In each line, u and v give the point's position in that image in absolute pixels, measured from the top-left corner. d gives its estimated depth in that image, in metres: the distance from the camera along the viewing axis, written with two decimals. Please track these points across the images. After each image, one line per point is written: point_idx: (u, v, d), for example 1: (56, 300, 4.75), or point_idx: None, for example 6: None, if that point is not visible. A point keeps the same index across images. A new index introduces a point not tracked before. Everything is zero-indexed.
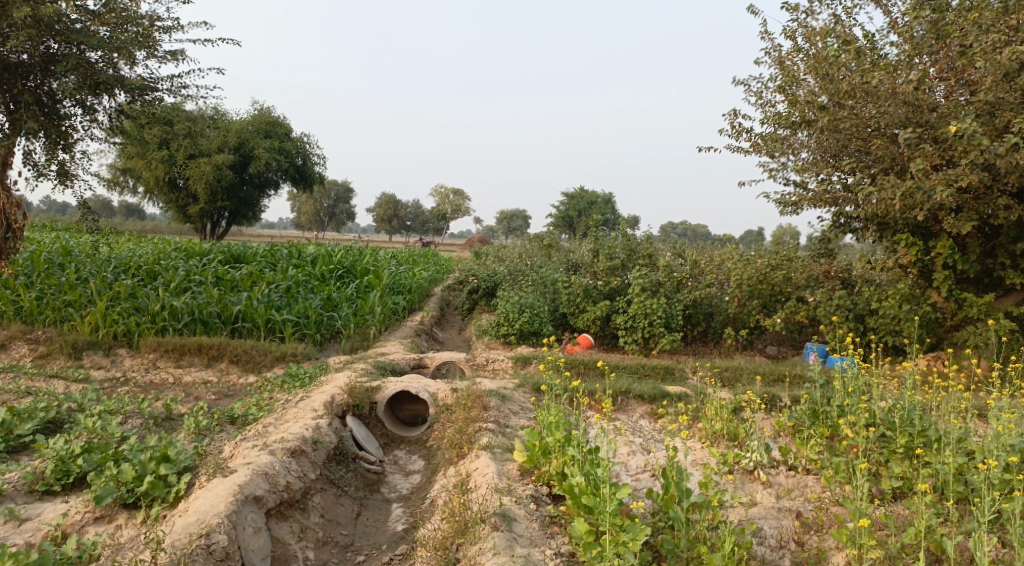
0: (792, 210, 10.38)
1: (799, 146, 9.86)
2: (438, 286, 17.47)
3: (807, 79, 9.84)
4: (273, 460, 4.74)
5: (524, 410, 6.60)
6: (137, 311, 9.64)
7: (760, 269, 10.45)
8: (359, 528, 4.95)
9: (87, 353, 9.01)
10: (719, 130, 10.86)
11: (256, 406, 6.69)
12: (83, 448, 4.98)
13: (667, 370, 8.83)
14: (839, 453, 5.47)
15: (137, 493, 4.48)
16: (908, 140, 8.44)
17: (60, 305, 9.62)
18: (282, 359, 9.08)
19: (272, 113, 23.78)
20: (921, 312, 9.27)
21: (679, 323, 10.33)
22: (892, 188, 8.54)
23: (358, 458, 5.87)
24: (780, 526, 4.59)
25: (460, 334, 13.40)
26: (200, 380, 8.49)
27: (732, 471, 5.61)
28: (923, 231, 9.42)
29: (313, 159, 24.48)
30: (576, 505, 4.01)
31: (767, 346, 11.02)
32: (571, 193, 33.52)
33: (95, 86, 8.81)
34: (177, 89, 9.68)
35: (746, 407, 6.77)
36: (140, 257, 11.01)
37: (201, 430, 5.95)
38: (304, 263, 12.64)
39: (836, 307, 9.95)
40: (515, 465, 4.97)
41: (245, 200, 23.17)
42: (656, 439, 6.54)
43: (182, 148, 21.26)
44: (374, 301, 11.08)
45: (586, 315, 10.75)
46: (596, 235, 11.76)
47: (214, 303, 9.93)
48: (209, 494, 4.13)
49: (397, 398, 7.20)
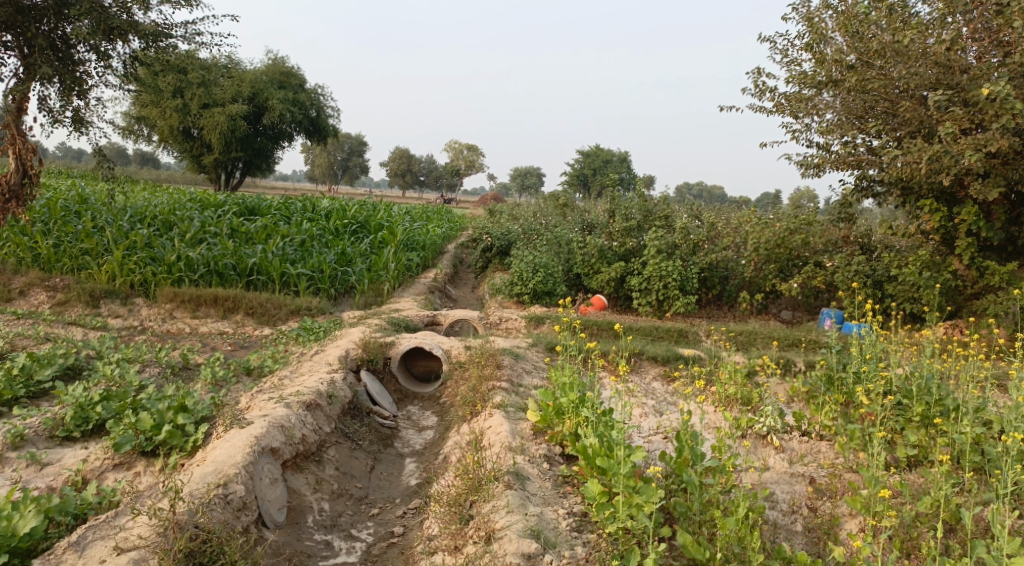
0: (813, 173, 10.18)
1: (824, 107, 9.63)
2: (452, 243, 17.44)
3: (836, 38, 9.55)
4: (288, 413, 4.77)
5: (537, 369, 6.62)
6: (153, 261, 9.67)
7: (779, 233, 10.31)
8: (373, 481, 5.00)
9: (104, 302, 9.08)
10: (742, 90, 10.63)
11: (271, 358, 6.74)
12: (103, 396, 5.05)
13: (681, 332, 8.79)
14: (853, 420, 5.45)
15: (155, 442, 4.53)
16: (938, 102, 8.23)
17: (77, 253, 9.66)
18: (296, 312, 9.12)
19: (286, 63, 23.50)
20: (940, 280, 9.15)
21: (694, 286, 10.26)
22: (919, 152, 8.37)
23: (373, 413, 5.96)
24: (792, 491, 4.60)
25: (474, 292, 13.41)
26: (216, 331, 8.54)
27: (745, 436, 5.62)
28: (948, 197, 9.23)
29: (327, 111, 24.26)
30: (590, 465, 4.03)
31: (781, 311, 10.94)
32: (586, 151, 33.16)
33: (109, 31, 8.70)
34: (192, 36, 9.54)
35: (760, 371, 6.74)
36: (155, 207, 11.00)
37: (217, 381, 6.01)
38: (318, 217, 12.61)
39: (853, 273, 9.85)
40: (529, 424, 4.99)
41: (259, 152, 23.06)
42: (669, 402, 6.54)
43: (196, 98, 21.14)
44: (388, 257, 11.06)
45: (601, 275, 10.70)
46: (612, 196, 11.63)
47: (230, 255, 9.94)
48: (226, 444, 4.17)
49: (411, 354, 7.23)
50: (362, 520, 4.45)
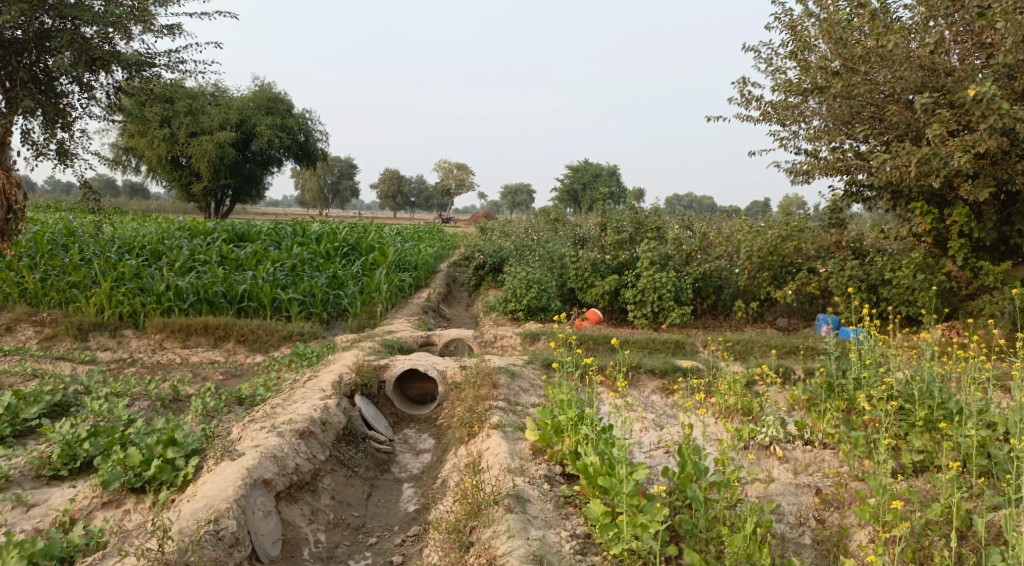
0: (803, 179, 10.17)
1: (811, 114, 9.64)
2: (444, 262, 17.37)
3: (819, 45, 9.57)
4: (281, 443, 4.65)
5: (534, 387, 6.53)
6: (142, 292, 9.55)
7: (771, 240, 10.27)
8: (370, 509, 4.89)
9: (93, 334, 8.96)
10: (728, 100, 10.64)
11: (263, 386, 6.63)
12: (90, 432, 4.93)
13: (678, 344, 8.71)
14: (856, 427, 5.37)
15: (144, 478, 4.41)
16: (925, 105, 8.24)
17: (65, 287, 9.54)
18: (289, 338, 9.00)
19: (273, 89, 23.52)
20: (935, 281, 9.13)
21: (689, 296, 10.20)
22: (907, 155, 8.37)
23: (368, 438, 5.85)
24: (799, 503, 4.51)
25: (467, 310, 13.32)
26: (207, 360, 8.42)
27: (748, 447, 5.54)
28: (938, 198, 9.24)
29: (315, 135, 24.24)
30: (592, 485, 3.93)
31: (777, 318, 10.90)
32: (575, 166, 33.21)
33: (91, 62, 8.64)
34: (175, 64, 9.48)
35: (759, 380, 6.67)
36: (143, 236, 10.90)
37: (209, 412, 5.90)
38: (308, 240, 12.52)
39: (848, 278, 9.84)
40: (528, 444, 4.89)
41: (248, 178, 22.99)
42: (669, 415, 6.45)
43: (184, 127, 21.10)
44: (380, 279, 10.97)
45: (595, 289, 10.63)
46: (603, 209, 11.59)
47: (219, 282, 9.83)
48: (217, 478, 4.05)
49: (405, 376, 7.13)
50: (359, 551, 4.33)
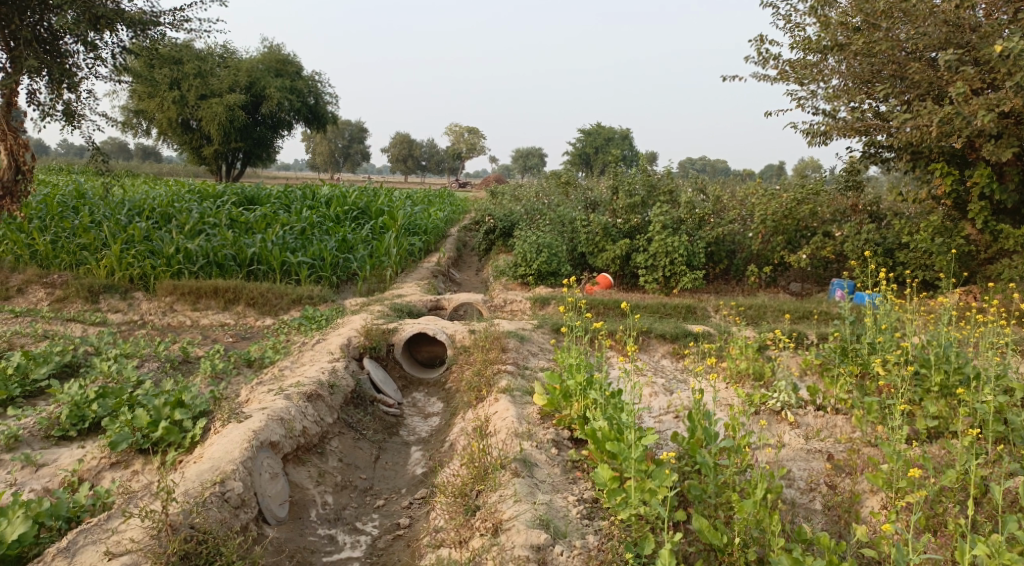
0: (821, 141, 9.94)
1: (830, 73, 9.38)
2: (454, 226, 17.26)
3: (840, 1, 9.26)
4: (288, 405, 4.63)
5: (543, 351, 6.48)
6: (151, 255, 9.53)
7: (786, 203, 10.08)
8: (378, 471, 4.88)
9: (104, 297, 8.97)
10: (745, 59, 10.37)
11: (272, 349, 6.62)
12: (98, 393, 4.93)
13: (689, 309, 8.62)
14: (869, 393, 5.30)
15: (152, 439, 4.42)
16: (948, 62, 7.98)
17: (75, 249, 9.54)
18: (298, 301, 8.98)
19: (283, 50, 23.24)
20: (953, 246, 8.97)
21: (701, 261, 10.07)
22: (929, 114, 8.14)
23: (377, 401, 5.85)
24: (810, 469, 4.45)
25: (478, 275, 13.26)
26: (217, 323, 8.42)
27: (758, 412, 5.48)
28: (960, 159, 9.01)
29: (325, 98, 23.99)
30: (600, 450, 3.89)
31: (790, 283, 10.78)
32: (588, 130, 32.81)
33: (95, 21, 8.51)
34: (180, 23, 9.33)
35: (771, 345, 6.58)
36: (153, 199, 10.85)
37: (218, 374, 5.90)
38: (318, 204, 12.44)
39: (864, 242, 9.70)
40: (536, 408, 4.85)
41: (258, 141, 22.84)
42: (679, 379, 6.40)
43: (194, 89, 20.91)
44: (389, 242, 10.90)
45: (606, 254, 10.51)
46: (615, 171, 11.41)
47: (229, 245, 9.80)
48: (224, 440, 4.04)
49: (414, 339, 7.09)
50: (367, 513, 4.33)
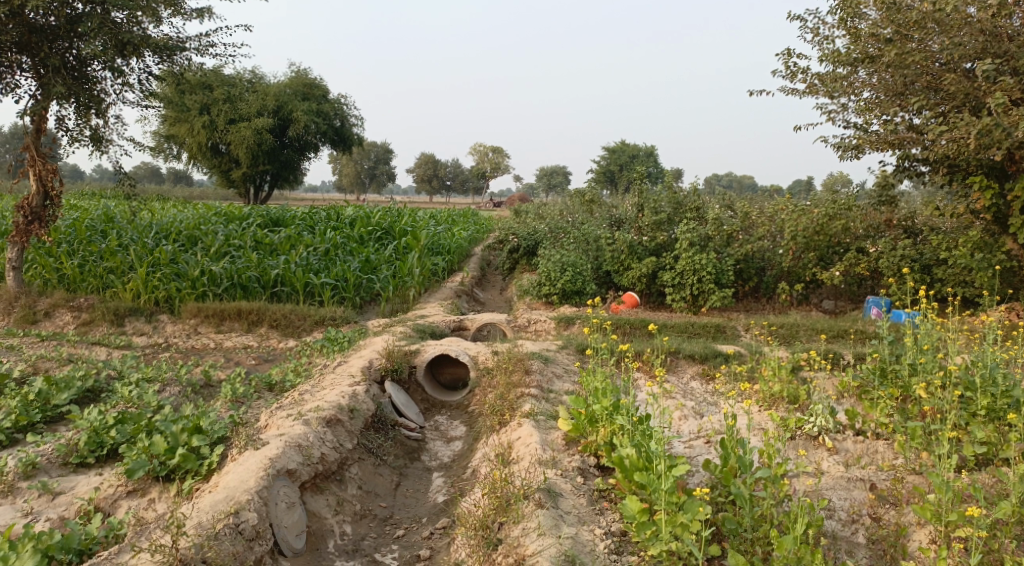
0: (852, 155, 9.69)
1: (860, 86, 9.16)
2: (478, 246, 17.19)
3: (870, 12, 9.05)
4: (306, 431, 4.52)
5: (567, 373, 6.32)
6: (177, 277, 9.56)
7: (817, 219, 9.83)
8: (399, 499, 4.74)
9: (129, 320, 9.00)
10: (772, 73, 10.19)
11: (293, 372, 6.53)
12: (117, 419, 4.86)
13: (718, 328, 8.39)
14: (911, 417, 5.06)
15: (169, 466, 4.33)
16: (986, 72, 7.74)
17: (102, 273, 9.60)
18: (321, 323, 8.91)
19: (309, 74, 23.53)
20: (993, 261, 8.67)
21: (730, 279, 9.85)
22: (966, 127, 7.89)
23: (398, 425, 5.71)
24: (853, 498, 4.22)
25: (502, 294, 13.14)
26: (240, 345, 8.39)
27: (794, 437, 5.25)
28: (999, 172, 8.71)
29: (351, 120, 24.20)
30: (628, 479, 3.72)
31: (823, 301, 10.49)
32: (612, 148, 32.71)
33: (121, 47, 8.60)
34: (205, 47, 9.41)
35: (805, 366, 6.35)
36: (180, 222, 10.92)
37: (238, 398, 5.82)
38: (342, 225, 12.44)
39: (899, 259, 9.44)
40: (561, 434, 4.69)
41: (286, 163, 23.05)
42: (709, 402, 6.19)
43: (222, 113, 21.27)
44: (413, 263, 10.83)
45: (631, 272, 10.33)
46: (640, 188, 11.23)
47: (253, 267, 9.78)
48: (239, 469, 3.94)
49: (436, 361, 6.97)
50: (386, 544, 4.18)
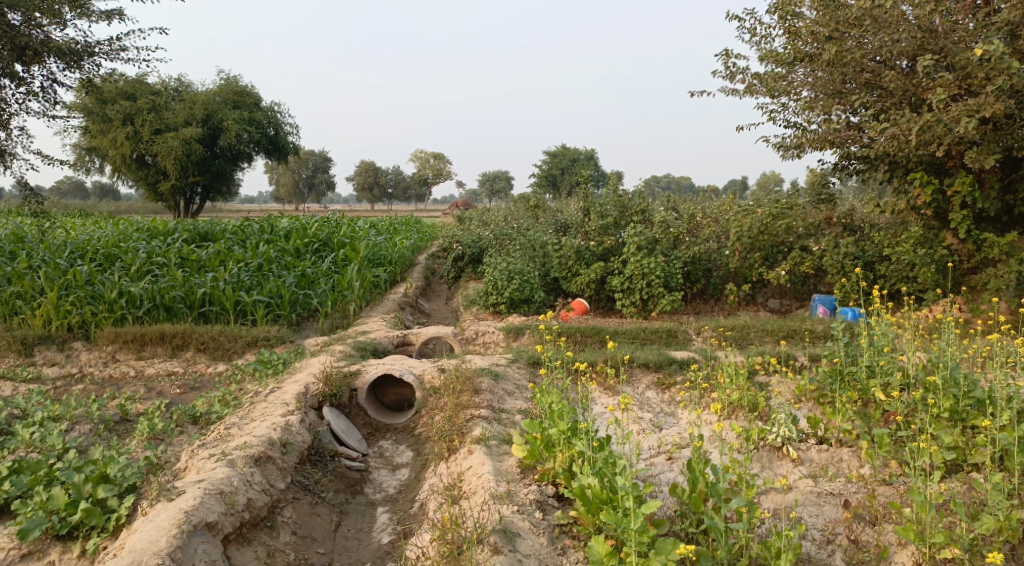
0: (794, 153, 9.63)
1: (800, 85, 9.10)
2: (421, 254, 16.70)
3: (807, 11, 8.99)
4: (230, 475, 4.05)
5: (519, 390, 5.96)
6: (93, 300, 8.82)
7: (762, 219, 9.72)
8: (339, 543, 4.31)
9: (39, 349, 8.27)
10: (712, 73, 10.08)
11: (221, 401, 5.99)
12: (12, 469, 4.26)
13: (670, 333, 8.14)
14: (875, 423, 4.88)
15: (71, 523, 3.80)
16: (926, 68, 7.74)
17: (8, 298, 8.80)
18: (254, 343, 8.34)
19: (240, 81, 22.59)
20: (936, 257, 8.71)
21: (679, 282, 9.67)
22: (908, 123, 7.88)
23: (338, 455, 5.26)
24: (824, 514, 4.02)
25: (448, 304, 12.73)
26: (164, 372, 7.76)
27: (758, 449, 4.98)
28: (938, 167, 8.74)
29: (285, 128, 23.33)
30: (592, 512, 3.43)
31: (769, 300, 10.43)
32: (553, 151, 32.57)
33: (20, 51, 7.92)
34: (116, 51, 8.74)
35: (762, 372, 6.14)
36: (97, 239, 10.14)
37: (156, 435, 5.28)
38: (276, 237, 11.81)
39: (843, 256, 9.40)
40: (515, 461, 4.35)
41: (217, 174, 22.07)
42: (667, 414, 5.93)
43: (147, 123, 20.25)
44: (352, 275, 10.31)
45: (579, 278, 10.05)
46: (584, 192, 10.94)
47: (178, 286, 9.10)
48: (149, 526, 3.51)
49: (379, 382, 6.51)
50: None
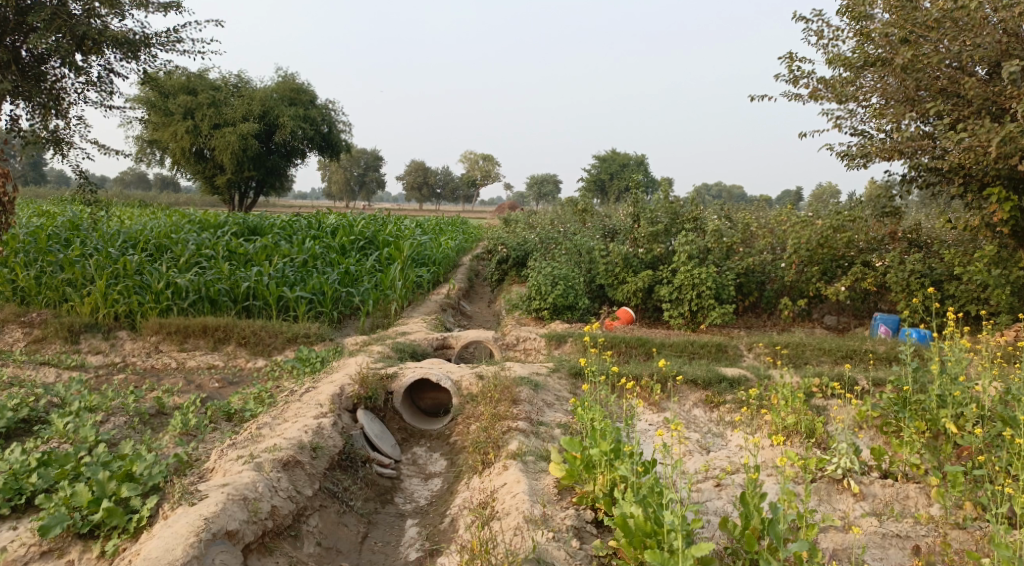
0: (859, 163, 9.13)
1: (869, 91, 8.62)
2: (466, 256, 16.58)
3: (880, 14, 8.52)
4: (255, 480, 3.91)
5: (560, 402, 5.71)
6: (140, 289, 8.87)
7: (821, 231, 9.29)
8: (365, 556, 4.14)
9: (85, 337, 8.35)
10: (775, 77, 9.64)
11: (256, 398, 5.88)
12: (41, 461, 4.19)
13: (720, 347, 7.77)
14: (946, 459, 4.50)
15: (92, 522, 3.69)
16: (1013, 74, 7.23)
17: (59, 285, 8.91)
18: (294, 340, 8.26)
19: (297, 78, 22.82)
20: (1012, 278, 8.17)
21: (731, 294, 9.28)
22: (988, 133, 7.36)
23: (370, 461, 5.09)
24: (891, 558, 3.90)
25: (490, 307, 12.56)
26: (204, 365, 7.74)
27: (815, 480, 4.64)
28: (1018, 183, 8.13)
29: (339, 126, 23.48)
30: (635, 546, 3.22)
31: (825, 316, 9.94)
32: (603, 156, 32.17)
33: (79, 41, 8.00)
34: (172, 42, 8.78)
35: (820, 394, 5.77)
36: (150, 230, 10.23)
37: (189, 431, 5.18)
38: (322, 233, 11.78)
39: (908, 274, 8.89)
40: (552, 480, 4.11)
41: (271, 170, 22.35)
42: (715, 434, 5.61)
43: (206, 118, 20.60)
44: (395, 275, 10.19)
45: (627, 286, 9.75)
46: (635, 198, 10.60)
47: (223, 279, 9.10)
48: (167, 533, 3.40)
49: (416, 386, 6.32)
50: None
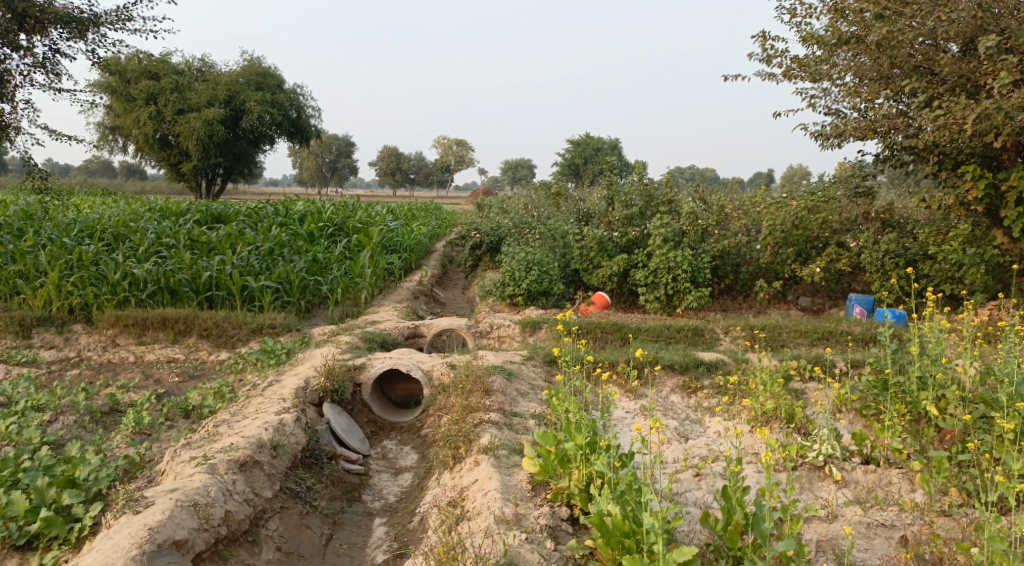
0: (834, 143, 9.01)
1: (842, 70, 8.50)
2: (440, 242, 16.32)
3: None
4: (207, 484, 3.67)
5: (533, 391, 5.51)
6: (96, 281, 8.48)
7: (796, 212, 9.17)
8: (330, 559, 3.93)
9: (38, 331, 7.97)
10: (749, 56, 9.49)
11: (215, 393, 5.59)
12: None
13: (696, 331, 7.61)
14: (929, 443, 4.39)
15: (29, 533, 3.42)
16: (988, 50, 7.13)
17: (10, 277, 8.49)
18: (258, 331, 7.96)
19: (263, 62, 22.21)
20: (986, 257, 8.13)
21: (706, 277, 9.14)
22: (963, 110, 7.25)
23: (337, 457, 4.85)
24: (876, 549, 3.77)
25: (464, 294, 12.33)
26: (164, 358, 7.41)
27: (796, 467, 4.50)
28: (992, 161, 8.07)
29: (308, 111, 22.94)
30: (612, 547, 3.04)
31: (800, 298, 9.85)
32: (578, 140, 31.89)
33: (21, 20, 7.56)
34: (123, 21, 8.36)
35: (798, 378, 5.63)
36: (107, 218, 9.81)
37: (142, 430, 4.90)
38: (290, 220, 11.43)
39: (882, 254, 8.83)
40: (526, 475, 3.92)
41: (239, 157, 21.78)
42: (693, 421, 5.45)
43: (170, 103, 20.01)
44: (365, 262, 9.91)
45: (601, 271, 9.57)
46: (609, 181, 10.40)
47: (184, 269, 8.75)
48: (107, 545, 3.20)
49: (386, 376, 6.08)
50: None
